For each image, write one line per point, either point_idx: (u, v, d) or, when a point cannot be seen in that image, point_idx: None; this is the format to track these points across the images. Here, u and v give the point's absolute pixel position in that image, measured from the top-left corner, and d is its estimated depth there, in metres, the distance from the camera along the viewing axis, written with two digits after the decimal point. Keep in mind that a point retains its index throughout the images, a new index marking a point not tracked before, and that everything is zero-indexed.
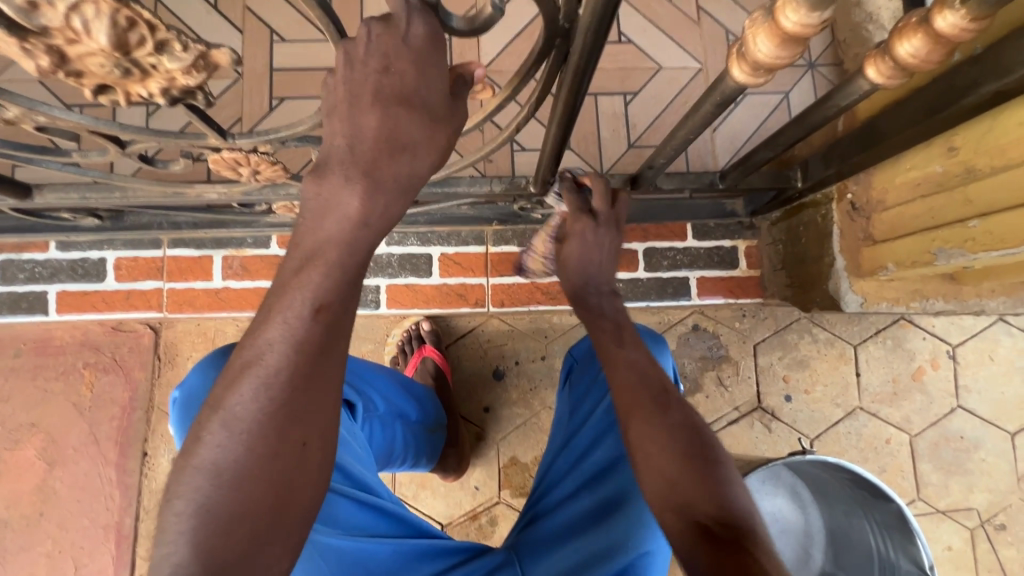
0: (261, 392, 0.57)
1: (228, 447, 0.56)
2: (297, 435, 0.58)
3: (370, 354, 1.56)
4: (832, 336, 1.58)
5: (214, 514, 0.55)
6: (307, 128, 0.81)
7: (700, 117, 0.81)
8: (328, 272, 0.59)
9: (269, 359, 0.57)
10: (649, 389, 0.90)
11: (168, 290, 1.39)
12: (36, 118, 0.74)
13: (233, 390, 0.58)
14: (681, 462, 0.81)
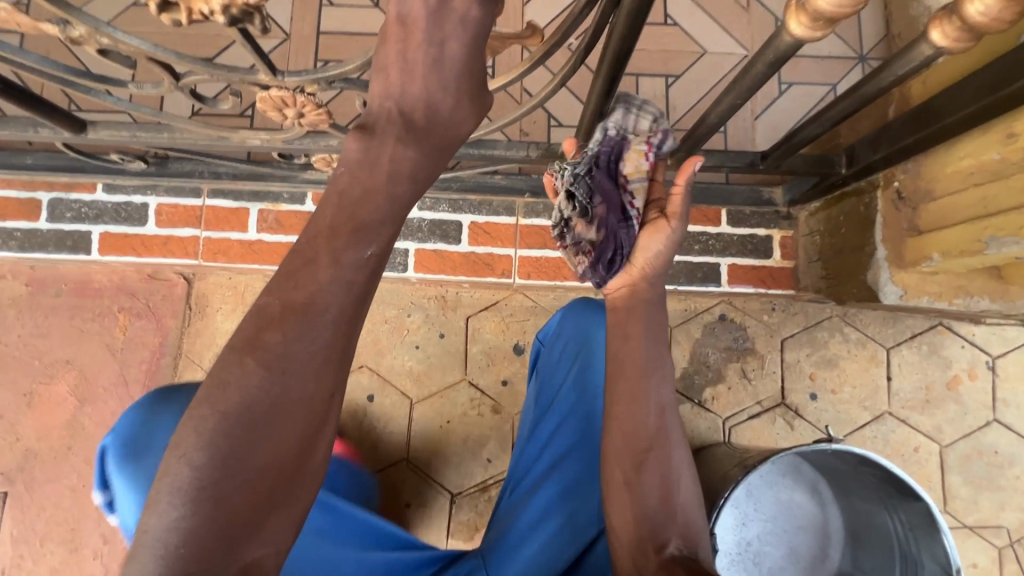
0: (308, 335, 0.57)
1: (262, 390, 0.56)
2: (328, 390, 0.58)
3: (393, 319, 1.57)
4: (865, 337, 1.54)
5: (225, 458, 0.54)
6: (354, 68, 0.82)
7: (751, 78, 0.80)
8: (370, 233, 0.61)
9: (321, 303, 0.58)
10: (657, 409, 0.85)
11: (205, 238, 1.42)
12: (100, 40, 0.77)
13: (273, 330, 0.57)
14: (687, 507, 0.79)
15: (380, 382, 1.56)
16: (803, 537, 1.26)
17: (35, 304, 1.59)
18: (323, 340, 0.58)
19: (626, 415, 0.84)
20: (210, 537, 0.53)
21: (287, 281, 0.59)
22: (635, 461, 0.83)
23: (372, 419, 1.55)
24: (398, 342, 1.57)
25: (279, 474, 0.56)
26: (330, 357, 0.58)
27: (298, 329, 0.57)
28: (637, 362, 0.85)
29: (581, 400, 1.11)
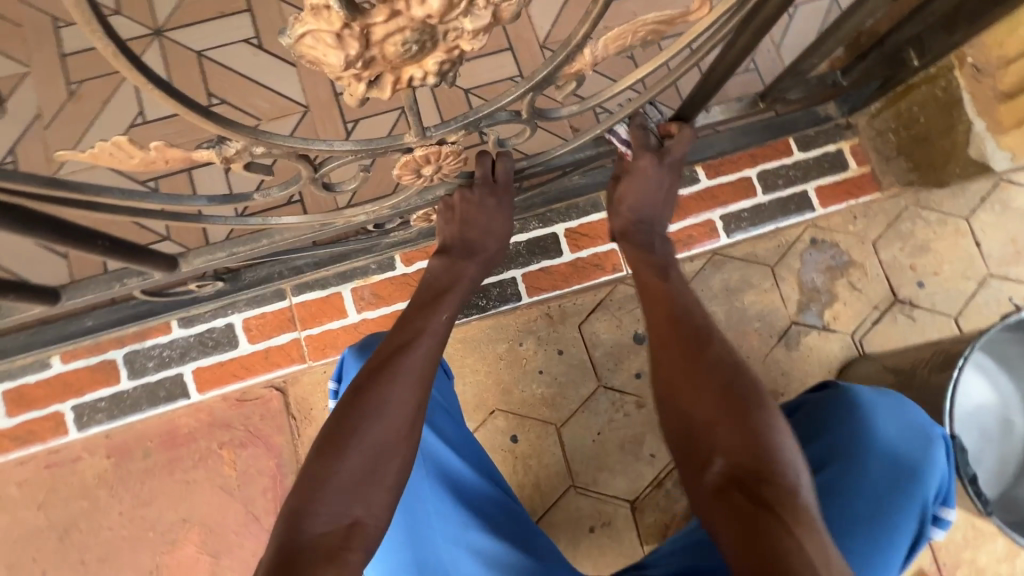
0: (405, 374, 0.88)
1: (372, 408, 0.84)
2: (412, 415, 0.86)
3: (507, 353, 1.53)
4: (944, 215, 1.59)
5: (326, 456, 0.80)
6: (514, 97, 0.77)
7: None
8: (453, 302, 1.01)
9: (408, 360, 0.89)
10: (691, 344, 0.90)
11: (306, 338, 1.33)
12: (253, 151, 0.69)
13: (385, 371, 0.88)
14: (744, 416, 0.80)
15: (518, 419, 1.51)
16: (989, 417, 1.30)
17: (125, 473, 1.38)
18: (412, 386, 0.86)
19: (664, 359, 0.90)
20: (299, 508, 0.75)
21: (399, 347, 0.91)
22: (677, 400, 0.86)
23: (524, 458, 1.49)
24: (521, 373, 1.52)
25: (381, 469, 0.81)
26: (417, 385, 0.87)
27: (397, 380, 0.86)
28: (662, 314, 0.96)
29: (833, 462, 1.00)
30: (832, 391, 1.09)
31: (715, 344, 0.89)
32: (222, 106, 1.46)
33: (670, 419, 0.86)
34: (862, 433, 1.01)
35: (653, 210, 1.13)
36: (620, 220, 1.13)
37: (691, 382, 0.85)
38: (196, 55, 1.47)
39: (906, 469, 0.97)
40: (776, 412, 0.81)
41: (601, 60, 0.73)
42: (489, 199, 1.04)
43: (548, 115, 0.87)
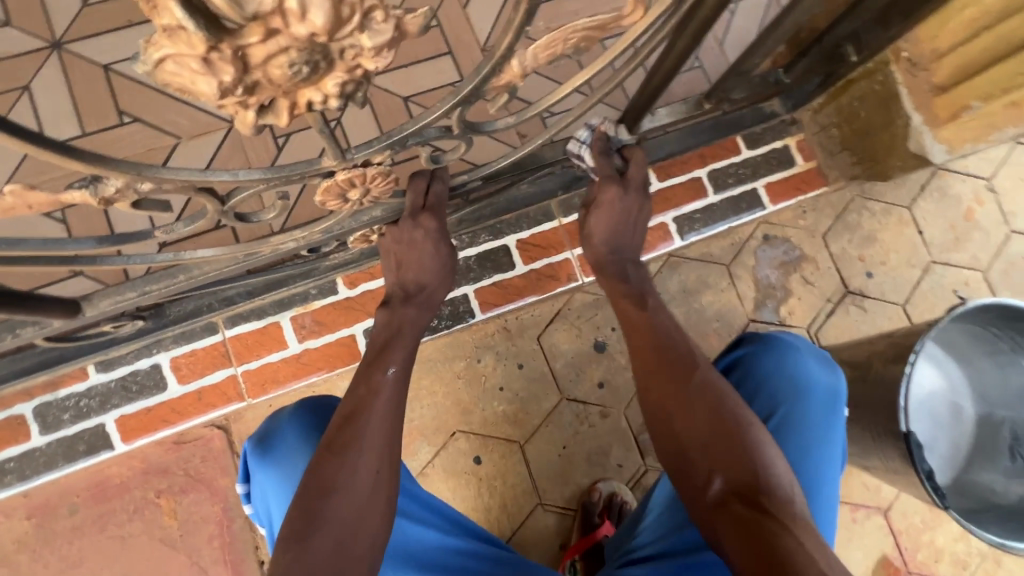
0: (370, 433, 0.82)
1: (341, 476, 0.78)
2: (378, 470, 0.81)
3: (465, 372, 1.47)
4: (888, 205, 1.62)
5: (294, 539, 0.74)
6: (440, 114, 0.71)
7: None
8: (405, 351, 0.94)
9: (368, 418, 0.83)
10: (664, 364, 0.90)
11: (243, 374, 1.23)
12: (140, 189, 0.60)
13: (345, 432, 0.82)
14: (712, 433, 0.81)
15: (480, 439, 1.45)
16: (940, 403, 1.34)
17: (49, 535, 1.24)
18: (371, 457, 0.81)
19: (659, 381, 0.89)
20: None
21: (350, 417, 0.84)
22: (671, 426, 0.85)
23: (488, 480, 1.43)
24: (482, 391, 1.46)
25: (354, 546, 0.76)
26: (376, 453, 0.81)
27: (356, 451, 0.80)
28: (647, 340, 0.94)
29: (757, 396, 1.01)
30: (750, 351, 1.05)
31: (700, 369, 0.89)
32: (135, 125, 1.33)
33: (670, 442, 0.85)
34: (793, 379, 1.01)
35: (621, 240, 1.08)
36: (598, 258, 1.09)
37: (661, 394, 0.88)
38: (102, 69, 1.34)
39: (825, 399, 1.00)
40: (760, 427, 0.82)
41: (532, 69, 0.68)
42: (422, 227, 0.98)
43: (482, 128, 0.81)
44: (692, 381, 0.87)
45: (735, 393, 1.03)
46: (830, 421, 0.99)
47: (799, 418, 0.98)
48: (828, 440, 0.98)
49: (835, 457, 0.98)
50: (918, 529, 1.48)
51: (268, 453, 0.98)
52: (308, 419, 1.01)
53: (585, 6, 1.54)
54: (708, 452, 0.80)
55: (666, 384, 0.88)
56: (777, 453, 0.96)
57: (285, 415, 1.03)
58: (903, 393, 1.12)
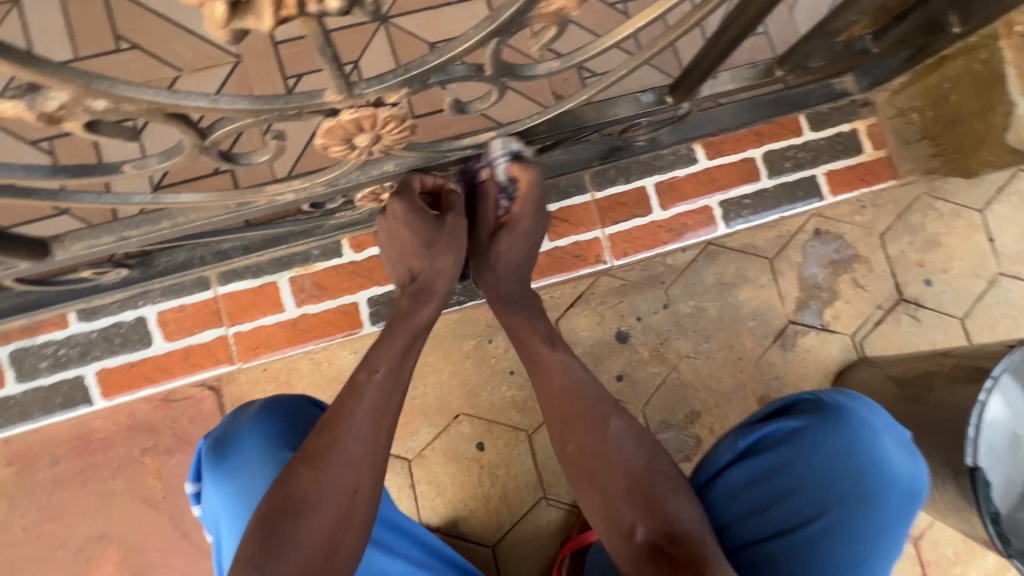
0: (352, 443, 0.81)
1: (315, 486, 0.78)
2: (355, 488, 0.80)
3: (475, 351, 1.36)
4: (957, 207, 1.45)
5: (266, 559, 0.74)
6: (471, 45, 0.57)
7: None
8: (394, 349, 0.91)
9: (349, 433, 0.82)
10: (568, 387, 0.92)
11: (235, 335, 1.13)
12: (92, 108, 0.48)
13: (326, 441, 0.81)
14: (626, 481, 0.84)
15: (485, 425, 1.35)
16: None
17: (29, 484, 1.17)
18: (349, 477, 0.80)
19: (569, 420, 0.90)
20: None
21: (327, 425, 0.82)
22: (584, 465, 0.87)
23: (490, 468, 1.34)
24: (490, 374, 1.36)
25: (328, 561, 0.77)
26: (354, 474, 0.80)
27: (330, 468, 0.79)
28: (562, 381, 0.93)
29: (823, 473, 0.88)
30: (804, 425, 0.90)
31: (612, 415, 0.90)
32: (133, 53, 1.21)
33: (585, 483, 0.87)
34: (855, 476, 0.86)
35: (525, 266, 1.07)
36: (500, 284, 1.04)
37: (578, 437, 0.89)
38: None
39: (899, 506, 0.85)
40: (676, 479, 0.84)
41: None
42: (392, 212, 0.96)
43: (520, 72, 0.67)
44: (601, 427, 0.89)
45: (775, 476, 0.89)
46: (902, 525, 0.85)
47: (851, 523, 0.84)
48: (889, 547, 0.85)
49: (897, 559, 0.85)
50: (949, 561, 1.37)
51: (222, 460, 0.91)
52: (274, 426, 0.94)
53: None
54: (628, 502, 0.83)
55: (580, 423, 0.89)
56: (822, 554, 0.83)
57: (248, 418, 0.96)
58: (973, 423, 0.98)
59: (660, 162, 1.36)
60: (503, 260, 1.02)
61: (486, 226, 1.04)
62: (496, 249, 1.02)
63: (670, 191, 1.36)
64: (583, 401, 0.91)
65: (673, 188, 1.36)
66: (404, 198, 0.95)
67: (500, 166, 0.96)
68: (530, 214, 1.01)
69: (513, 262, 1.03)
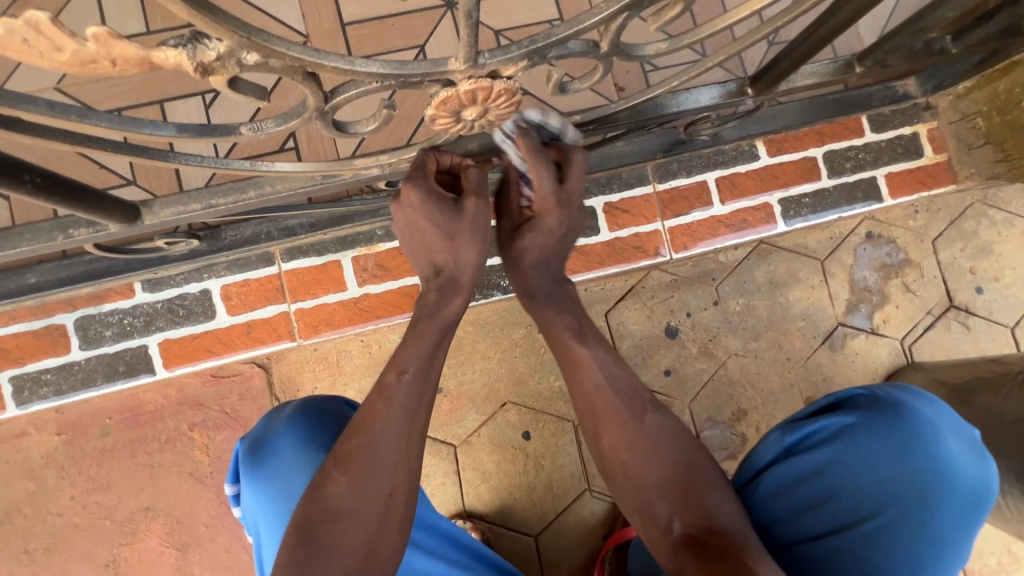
0: (386, 443, 0.73)
1: (348, 491, 0.71)
2: (387, 487, 0.72)
3: (524, 340, 1.36)
4: (1011, 216, 1.44)
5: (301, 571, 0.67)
6: (600, 18, 0.57)
7: None
8: (424, 346, 0.79)
9: (381, 431, 0.73)
10: (621, 391, 0.84)
11: (296, 312, 1.14)
12: (242, 62, 0.49)
13: (360, 445, 0.73)
14: (669, 470, 0.78)
15: (532, 414, 1.35)
16: None
17: (79, 454, 1.17)
18: (387, 475, 0.72)
19: (602, 414, 0.83)
20: None
21: (358, 426, 0.74)
22: (617, 462, 0.81)
23: (535, 457, 1.34)
24: (539, 363, 1.36)
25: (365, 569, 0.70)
26: (395, 469, 0.73)
27: (364, 470, 0.72)
28: (596, 379, 0.84)
29: (880, 472, 0.82)
30: (854, 422, 0.86)
31: (649, 410, 0.83)
32: None
33: (621, 479, 0.81)
34: (913, 475, 0.81)
35: (564, 246, 0.91)
36: (532, 271, 0.91)
37: (612, 434, 0.82)
38: None
39: (962, 511, 0.80)
40: (719, 480, 0.78)
41: None
42: (408, 201, 0.78)
43: (631, 52, 0.68)
44: (640, 423, 0.81)
45: (825, 474, 0.84)
46: (965, 528, 0.80)
47: (910, 524, 0.79)
48: (950, 553, 0.79)
49: (957, 566, 0.80)
50: (992, 570, 1.36)
51: (261, 463, 0.88)
52: (308, 425, 0.90)
53: None
54: (665, 497, 0.77)
55: (613, 418, 0.82)
56: (879, 557, 0.78)
57: (283, 419, 0.93)
58: None
59: (719, 159, 1.36)
60: (528, 254, 0.89)
61: (511, 219, 0.91)
62: (521, 241, 0.88)
63: (730, 186, 1.36)
64: (621, 398, 0.83)
65: (734, 183, 1.36)
66: (419, 182, 0.77)
67: (507, 145, 0.77)
68: (553, 198, 0.83)
69: (538, 254, 0.89)
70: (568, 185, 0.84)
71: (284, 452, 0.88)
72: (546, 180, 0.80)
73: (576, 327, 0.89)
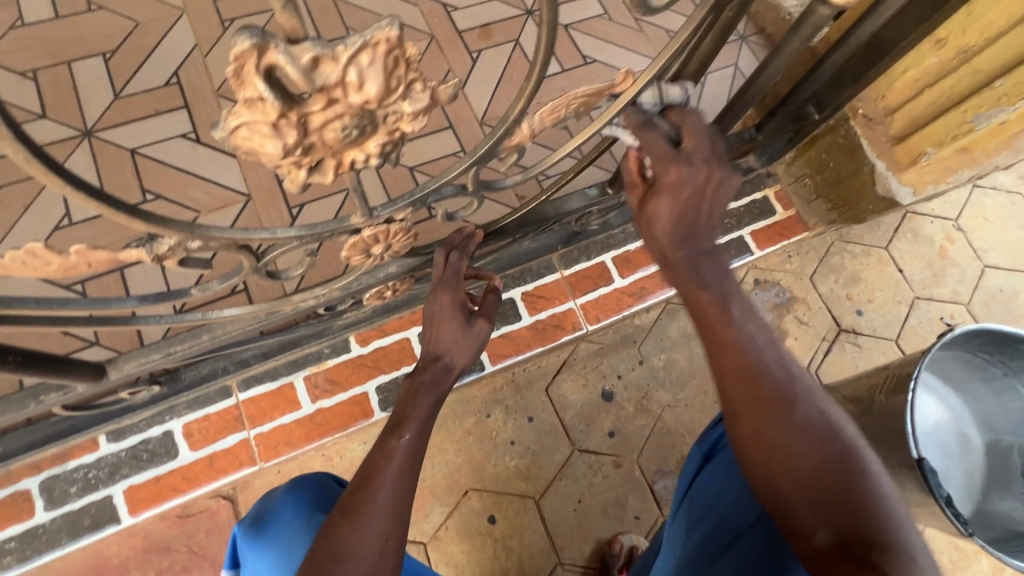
0: (384, 488, 0.80)
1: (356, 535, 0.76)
2: (385, 533, 0.77)
3: (476, 427, 1.46)
4: (866, 247, 1.72)
5: None
6: (459, 173, 0.79)
7: (789, 54, 0.92)
8: (424, 409, 0.92)
9: (382, 480, 0.81)
10: (758, 374, 0.74)
11: (255, 437, 1.22)
12: (188, 246, 0.66)
13: (364, 495, 0.79)
14: (810, 463, 0.70)
15: (494, 497, 1.42)
16: (947, 434, 1.36)
17: None
18: (382, 522, 0.78)
19: (752, 397, 0.74)
20: None
21: (362, 484, 0.81)
22: (778, 452, 0.72)
23: (504, 540, 1.39)
24: (493, 446, 1.46)
25: None
26: (393, 519, 0.79)
27: (367, 519, 0.77)
28: (742, 363, 0.75)
29: None
30: None
31: (801, 399, 0.74)
32: (157, 200, 1.41)
33: (764, 464, 0.73)
34: None
35: (704, 210, 0.78)
36: (664, 244, 0.80)
37: (765, 420, 0.73)
38: (129, 152, 1.44)
39: None
40: (884, 488, 0.69)
41: (539, 130, 0.77)
42: (439, 300, 1.02)
43: (495, 185, 0.89)
44: (797, 413, 0.73)
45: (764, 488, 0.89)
46: None
47: None
48: None
49: None
50: (948, 570, 1.44)
51: (262, 531, 0.94)
52: (306, 496, 0.97)
53: (571, 84, 1.69)
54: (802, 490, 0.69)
55: (761, 406, 0.73)
56: None
57: (280, 492, 1.00)
58: (910, 420, 1.12)
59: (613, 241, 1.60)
60: (658, 225, 0.79)
61: (635, 193, 0.84)
62: (648, 210, 0.80)
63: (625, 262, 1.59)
64: (771, 382, 0.74)
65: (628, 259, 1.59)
66: (449, 288, 1.01)
67: (625, 129, 0.84)
68: (668, 152, 0.76)
69: (671, 223, 0.78)
70: (686, 145, 0.77)
71: (283, 523, 0.94)
72: (658, 140, 0.77)
73: (721, 299, 0.78)
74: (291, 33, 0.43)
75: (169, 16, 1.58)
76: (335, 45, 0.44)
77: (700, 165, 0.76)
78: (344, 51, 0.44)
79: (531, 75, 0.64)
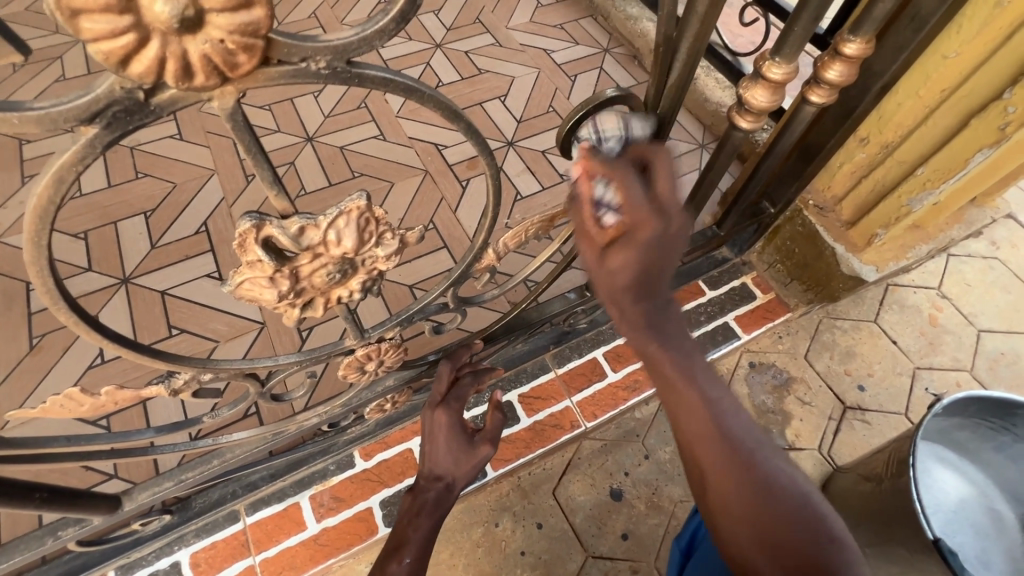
0: None
1: None
2: None
3: (484, 539, 1.42)
4: (855, 321, 1.74)
5: None
6: (439, 293, 0.91)
7: (720, 164, 1.07)
8: (425, 527, 0.97)
9: None
10: (701, 400, 0.69)
11: (261, 563, 1.21)
12: (200, 378, 0.76)
13: None
14: (742, 478, 0.67)
15: None
16: (975, 510, 1.28)
17: None
18: None
19: (703, 444, 0.68)
20: None
21: None
22: (729, 500, 0.67)
23: None
24: (503, 559, 1.41)
25: None
26: None
27: None
28: (701, 435, 0.69)
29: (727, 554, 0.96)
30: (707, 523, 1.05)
31: (740, 418, 0.70)
32: (181, 334, 1.56)
33: (733, 535, 0.67)
34: None
35: (671, 254, 0.68)
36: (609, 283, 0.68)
37: (732, 482, 0.67)
38: (160, 293, 1.62)
39: None
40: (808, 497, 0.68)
41: (504, 252, 0.90)
42: (436, 420, 1.09)
43: (473, 300, 1.02)
44: (732, 431, 0.68)
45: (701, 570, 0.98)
46: None
47: None
48: None
49: None
50: None
51: None
52: None
53: (551, 200, 1.89)
54: (771, 557, 0.64)
55: (726, 471, 0.67)
56: None
57: None
58: (917, 497, 1.12)
59: (603, 337, 1.67)
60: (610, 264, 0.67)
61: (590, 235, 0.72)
62: (612, 262, 0.68)
63: (616, 356, 1.65)
64: (733, 443, 0.68)
65: (619, 354, 1.65)
66: (446, 409, 1.09)
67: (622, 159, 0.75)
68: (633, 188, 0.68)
69: (637, 279, 0.67)
70: (660, 190, 0.69)
71: None
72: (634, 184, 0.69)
73: (685, 365, 0.70)
74: (283, 211, 0.56)
75: (201, 177, 1.85)
76: (317, 216, 0.56)
77: (672, 213, 0.68)
78: (324, 220, 0.57)
79: (487, 213, 0.78)
